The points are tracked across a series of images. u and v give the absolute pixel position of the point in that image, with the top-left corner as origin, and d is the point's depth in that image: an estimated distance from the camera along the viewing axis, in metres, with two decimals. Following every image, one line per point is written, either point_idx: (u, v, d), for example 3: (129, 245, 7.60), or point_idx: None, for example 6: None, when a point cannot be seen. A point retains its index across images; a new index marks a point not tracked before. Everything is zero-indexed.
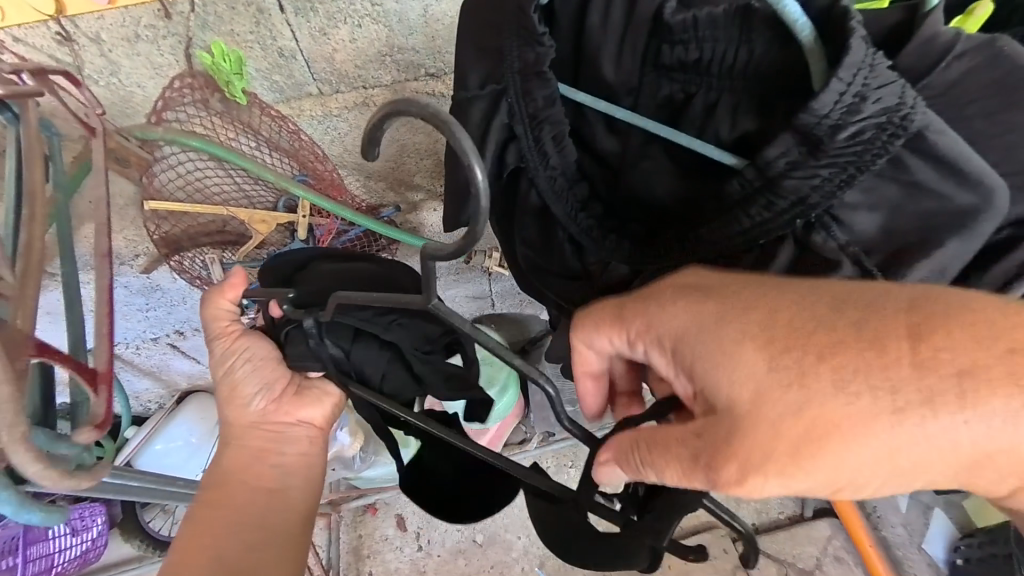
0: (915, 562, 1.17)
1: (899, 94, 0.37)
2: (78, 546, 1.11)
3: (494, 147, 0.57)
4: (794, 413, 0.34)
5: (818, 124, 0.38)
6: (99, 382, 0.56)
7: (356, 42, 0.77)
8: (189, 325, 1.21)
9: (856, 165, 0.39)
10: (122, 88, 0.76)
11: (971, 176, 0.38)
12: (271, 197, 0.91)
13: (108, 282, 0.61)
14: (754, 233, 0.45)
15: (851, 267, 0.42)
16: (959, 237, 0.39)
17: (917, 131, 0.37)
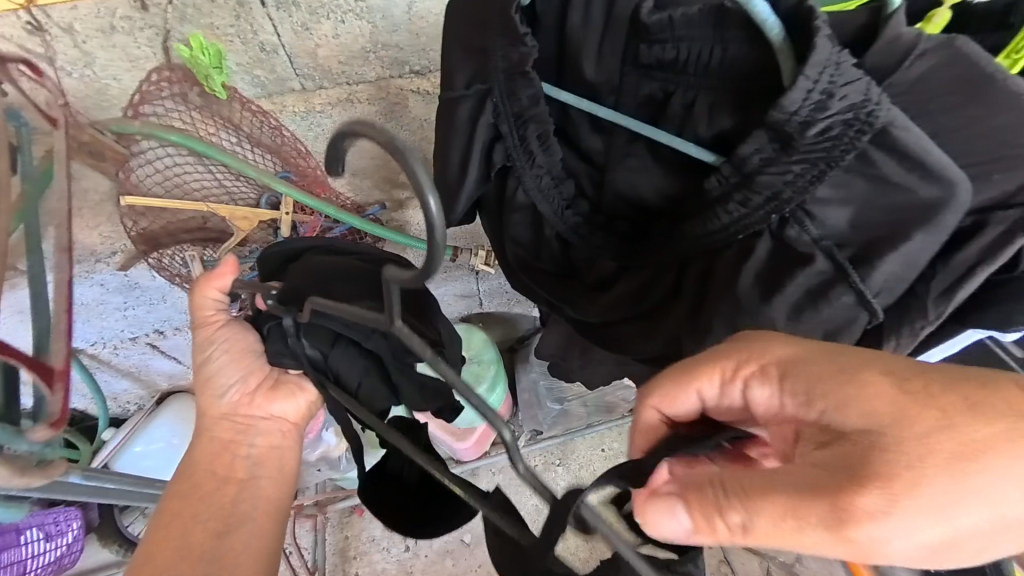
0: None
1: (864, 91, 0.37)
2: (53, 552, 1.08)
3: (480, 147, 0.58)
4: (920, 437, 0.33)
5: (786, 122, 0.40)
6: (54, 379, 0.57)
7: (340, 37, 0.77)
8: (169, 324, 1.18)
9: (826, 161, 0.41)
10: (98, 80, 0.74)
11: (935, 170, 0.39)
12: (253, 193, 0.89)
13: (67, 276, 0.62)
14: (733, 228, 0.47)
15: (823, 260, 0.44)
16: (925, 231, 0.41)
17: (883, 127, 0.38)
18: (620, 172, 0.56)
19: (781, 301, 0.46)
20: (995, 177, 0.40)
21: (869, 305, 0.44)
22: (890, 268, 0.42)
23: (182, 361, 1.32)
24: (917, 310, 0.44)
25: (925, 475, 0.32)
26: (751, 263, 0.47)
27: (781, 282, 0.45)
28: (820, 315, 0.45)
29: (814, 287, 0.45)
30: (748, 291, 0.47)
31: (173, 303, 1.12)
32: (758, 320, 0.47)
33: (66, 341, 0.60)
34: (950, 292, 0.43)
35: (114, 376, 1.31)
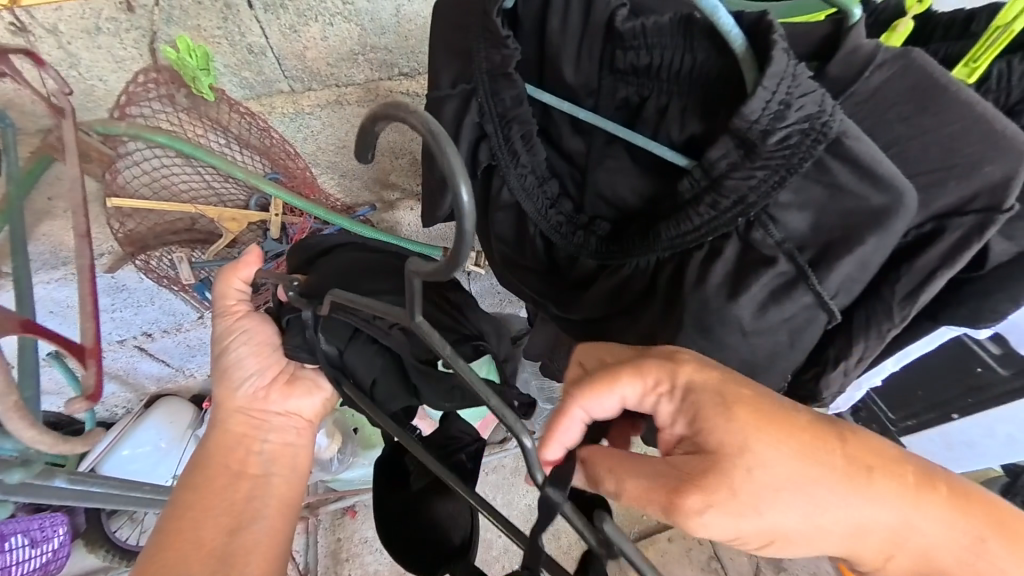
0: None
1: (820, 102, 0.39)
2: (39, 558, 1.06)
3: (467, 145, 0.59)
4: (764, 463, 0.40)
5: (749, 127, 0.40)
6: (88, 356, 0.61)
7: (328, 39, 0.77)
8: (158, 326, 1.18)
9: (786, 168, 0.42)
10: (82, 81, 0.74)
11: (884, 179, 0.40)
12: (243, 194, 0.89)
13: (88, 263, 0.62)
14: (703, 230, 0.47)
15: (784, 262, 0.46)
16: (875, 236, 0.42)
17: (836, 137, 0.39)
18: (601, 172, 0.57)
19: (746, 300, 0.47)
20: (948, 184, 0.42)
21: (827, 307, 0.46)
22: (847, 268, 0.44)
23: (171, 363, 1.31)
24: (884, 313, 0.47)
25: (778, 496, 0.40)
26: (720, 264, 0.48)
27: (746, 283, 0.47)
28: (782, 311, 0.47)
29: (777, 287, 0.47)
30: (716, 291, 0.48)
31: (160, 305, 1.11)
32: (722, 318, 0.49)
33: (93, 324, 0.62)
34: (914, 295, 0.45)
35: None
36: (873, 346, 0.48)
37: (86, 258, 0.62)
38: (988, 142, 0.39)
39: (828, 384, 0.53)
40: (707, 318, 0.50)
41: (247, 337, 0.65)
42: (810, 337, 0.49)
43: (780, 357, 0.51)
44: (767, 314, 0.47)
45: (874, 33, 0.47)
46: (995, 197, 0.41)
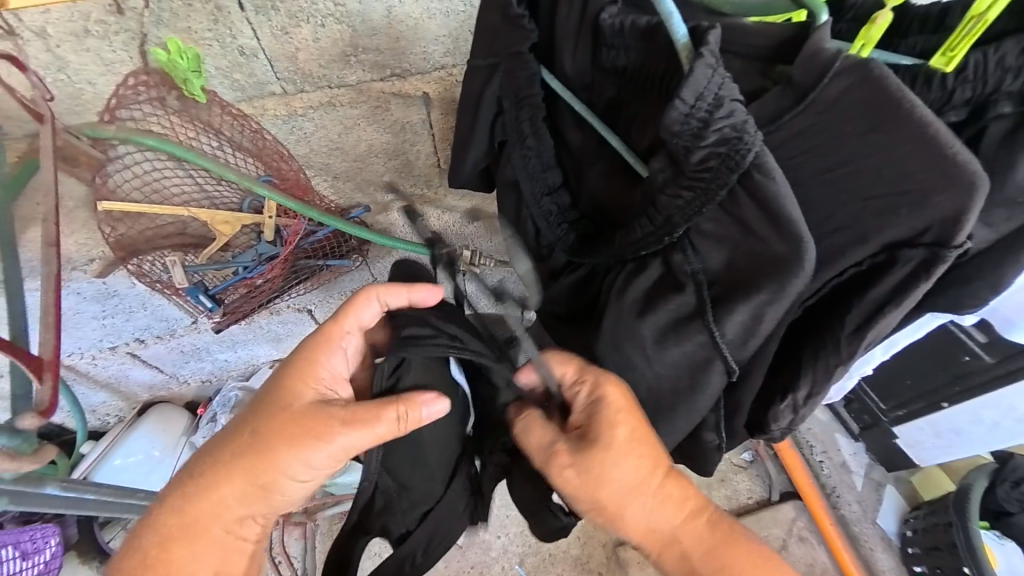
0: (869, 536, 1.33)
1: (739, 126, 0.41)
2: (29, 570, 1.04)
3: (486, 121, 0.62)
4: (624, 454, 0.58)
5: (673, 139, 0.43)
6: (44, 369, 0.55)
7: (318, 41, 0.78)
8: (149, 332, 1.16)
9: (706, 192, 0.45)
10: (71, 85, 0.73)
11: (788, 230, 0.42)
12: (236, 197, 0.89)
13: (56, 272, 0.59)
14: (640, 244, 0.51)
15: (689, 292, 0.49)
16: (771, 291, 0.44)
17: (749, 167, 0.42)
18: (592, 173, 0.58)
19: (652, 322, 0.51)
20: (901, 212, 0.43)
21: (723, 354, 0.49)
22: (739, 319, 0.46)
23: (163, 370, 1.30)
24: (831, 346, 0.50)
25: (602, 481, 0.58)
26: (642, 279, 0.52)
27: (655, 304, 0.51)
28: (680, 348, 0.51)
29: (679, 318, 0.50)
30: (629, 306, 0.53)
31: (152, 311, 1.10)
32: (632, 336, 0.53)
33: (55, 332, 0.56)
34: (862, 330, 0.48)
35: (91, 389, 1.27)
36: (820, 381, 0.52)
37: (55, 265, 0.58)
38: (943, 172, 0.40)
39: (777, 417, 0.56)
40: (620, 333, 0.54)
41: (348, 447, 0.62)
42: (715, 382, 0.51)
43: (682, 396, 0.54)
44: (666, 346, 0.51)
45: (854, 31, 0.49)
46: (946, 232, 0.42)
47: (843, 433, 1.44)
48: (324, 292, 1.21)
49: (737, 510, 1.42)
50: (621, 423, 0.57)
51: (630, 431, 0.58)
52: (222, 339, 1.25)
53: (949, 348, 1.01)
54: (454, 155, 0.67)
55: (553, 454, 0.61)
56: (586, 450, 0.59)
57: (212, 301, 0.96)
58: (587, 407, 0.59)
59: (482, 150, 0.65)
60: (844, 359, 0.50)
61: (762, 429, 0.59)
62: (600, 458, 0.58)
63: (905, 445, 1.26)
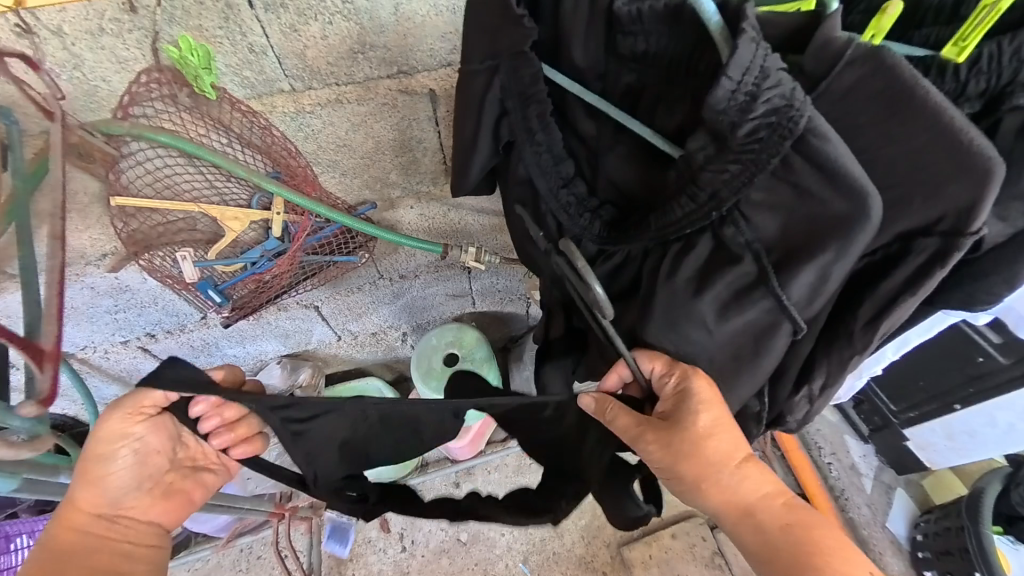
0: (880, 540, 1.31)
1: (789, 95, 0.40)
2: None
3: (488, 120, 0.61)
4: (711, 437, 0.59)
5: (718, 117, 0.42)
6: (45, 359, 0.54)
7: (327, 38, 0.78)
8: (160, 327, 1.18)
9: (757, 163, 0.43)
10: (86, 82, 0.75)
11: (850, 186, 0.41)
12: (245, 193, 0.90)
13: (60, 265, 0.59)
14: (682, 223, 0.49)
15: (749, 262, 0.48)
16: (838, 245, 0.43)
17: (803, 133, 0.40)
18: (611, 159, 0.59)
19: (710, 298, 0.50)
20: (914, 203, 0.43)
21: (791, 315, 0.48)
22: (805, 280, 0.46)
23: None
24: (845, 338, 0.50)
25: (689, 462, 0.59)
26: (691, 258, 0.51)
27: (712, 279, 0.50)
28: (743, 317, 0.50)
29: (739, 288, 0.49)
30: (685, 283, 0.51)
31: (163, 306, 1.12)
32: (690, 314, 0.52)
33: (56, 324, 0.56)
34: (874, 322, 0.48)
35: (104, 382, 1.30)
36: (835, 374, 0.52)
37: (59, 260, 0.59)
38: (957, 161, 0.40)
39: (793, 408, 0.58)
40: (675, 312, 0.52)
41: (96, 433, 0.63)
42: (780, 343, 0.51)
43: (744, 361, 0.54)
44: (728, 317, 0.50)
45: (865, 22, 0.49)
46: (961, 221, 0.41)
47: (852, 435, 1.43)
48: (332, 288, 1.22)
49: None
50: (709, 414, 0.57)
51: (717, 420, 0.58)
52: (231, 335, 1.27)
53: (963, 348, 0.99)
54: (459, 160, 0.65)
55: (639, 434, 0.62)
56: (676, 436, 0.59)
57: (222, 296, 0.97)
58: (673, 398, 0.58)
59: (487, 153, 0.63)
60: (860, 351, 0.49)
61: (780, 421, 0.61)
62: (692, 441, 0.59)
63: (916, 448, 1.24)
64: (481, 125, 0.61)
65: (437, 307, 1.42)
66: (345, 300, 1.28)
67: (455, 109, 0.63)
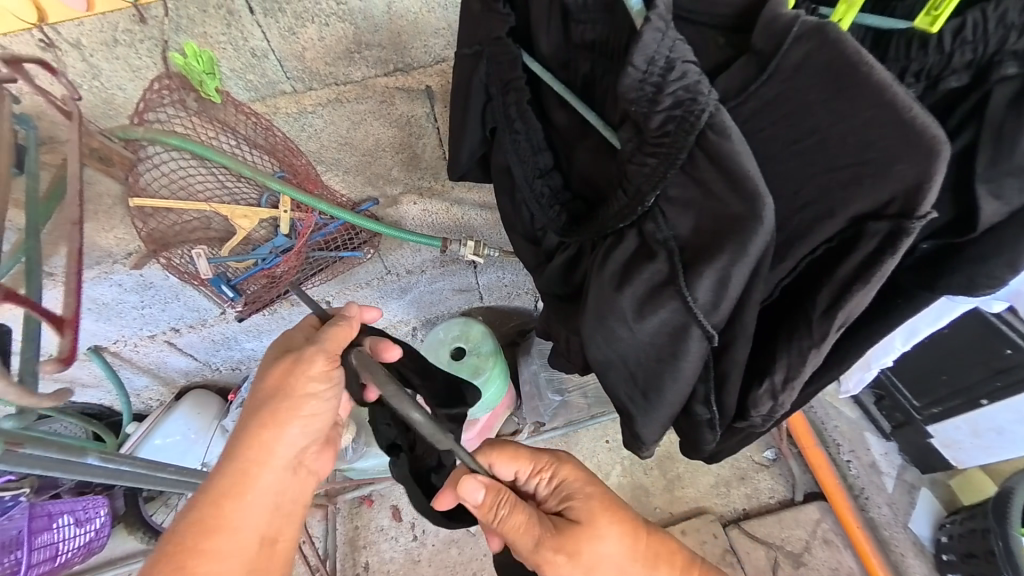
0: (900, 541, 1.26)
1: (692, 88, 0.41)
2: (83, 536, 1.17)
3: (477, 109, 0.63)
4: (604, 530, 0.66)
5: (631, 107, 0.44)
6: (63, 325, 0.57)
7: (324, 40, 0.81)
8: (183, 322, 1.25)
9: (670, 156, 0.44)
10: (104, 90, 0.80)
11: (748, 188, 0.41)
12: (254, 193, 0.94)
13: (78, 249, 0.63)
14: (615, 216, 0.50)
15: (662, 259, 0.46)
16: (734, 244, 0.42)
17: (704, 125, 0.41)
18: (580, 151, 0.58)
19: (630, 293, 0.48)
20: (866, 181, 0.41)
21: (698, 320, 0.45)
22: (707, 284, 0.44)
23: (197, 358, 1.39)
24: (804, 328, 0.48)
25: (595, 561, 0.65)
26: (618, 252, 0.50)
27: (631, 275, 0.48)
28: (657, 318, 0.47)
29: (655, 286, 0.47)
30: (609, 276, 0.50)
31: (185, 301, 1.18)
32: (613, 309, 0.49)
33: (75, 296, 0.60)
34: (833, 310, 0.45)
35: (135, 374, 1.38)
36: (796, 366, 0.49)
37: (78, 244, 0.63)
38: (903, 137, 0.38)
39: (756, 403, 0.53)
40: (601, 306, 0.50)
41: (297, 368, 0.64)
42: (694, 350, 0.47)
43: (666, 365, 0.49)
44: (645, 315, 0.48)
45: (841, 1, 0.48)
46: (909, 203, 0.39)
47: (873, 432, 1.37)
48: (341, 284, 1.26)
49: (757, 509, 1.39)
50: (593, 503, 0.68)
51: (604, 507, 0.68)
52: (248, 329, 1.32)
53: (986, 340, 0.95)
54: (451, 146, 0.69)
55: (542, 541, 0.63)
56: (570, 525, 0.66)
57: (234, 291, 1.02)
58: (558, 487, 0.71)
59: (477, 138, 0.67)
60: (817, 342, 0.47)
61: (743, 416, 0.55)
62: (587, 546, 0.65)
63: (941, 445, 1.18)
64: (468, 111, 0.64)
65: (443, 301, 1.45)
66: (355, 296, 1.33)
67: (455, 99, 0.65)
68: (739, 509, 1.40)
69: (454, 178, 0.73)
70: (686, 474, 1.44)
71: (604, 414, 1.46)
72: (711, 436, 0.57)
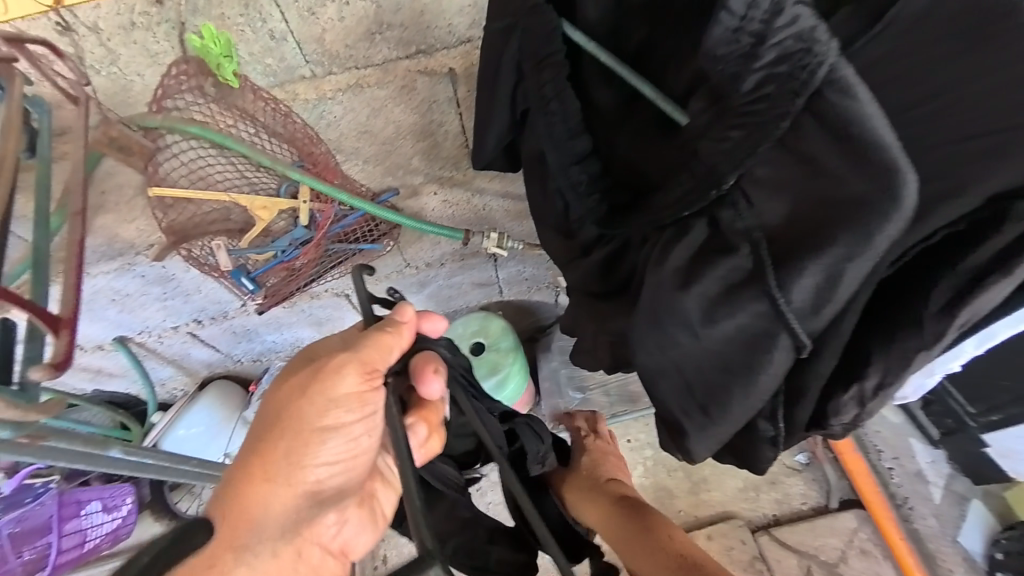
0: (947, 556, 1.18)
1: (804, 39, 0.39)
2: (110, 523, 1.18)
3: (506, 91, 0.59)
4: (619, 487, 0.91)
5: (720, 66, 0.42)
6: (61, 326, 0.56)
7: (344, 20, 0.78)
8: (205, 314, 1.25)
9: (763, 126, 0.41)
10: (122, 77, 0.78)
11: (874, 162, 0.38)
12: (273, 182, 0.91)
13: (78, 238, 0.62)
14: (681, 203, 0.45)
15: (744, 253, 0.43)
16: (853, 230, 0.38)
17: (818, 86, 0.39)
18: (621, 135, 0.55)
19: (697, 294, 0.44)
20: (1017, 149, 0.39)
21: (789, 324, 0.42)
22: (808, 283, 0.40)
23: (219, 350, 1.40)
24: (911, 329, 0.44)
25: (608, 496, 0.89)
26: (682, 246, 0.46)
27: (701, 272, 0.44)
28: (734, 321, 0.44)
29: (733, 284, 0.44)
30: (671, 274, 0.46)
31: (206, 293, 1.18)
32: (673, 310, 0.46)
33: (74, 294, 0.60)
34: (953, 308, 0.42)
35: (159, 365, 1.39)
36: (895, 370, 0.45)
37: (79, 236, 0.63)
38: None
39: (839, 410, 0.48)
40: (658, 307, 0.47)
41: (320, 390, 0.57)
42: (780, 360, 0.43)
43: (735, 377, 0.45)
44: (716, 321, 0.44)
45: None
46: None
47: (919, 439, 1.26)
48: (360, 278, 1.24)
49: (788, 515, 1.33)
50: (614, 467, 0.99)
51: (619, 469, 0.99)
52: (268, 321, 1.32)
53: None
54: (475, 131, 0.64)
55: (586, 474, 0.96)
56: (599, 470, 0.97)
57: (254, 284, 1.00)
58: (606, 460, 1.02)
59: (504, 124, 0.62)
60: (929, 344, 0.43)
61: (820, 425, 0.51)
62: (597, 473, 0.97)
63: (997, 455, 1.09)
64: (497, 93, 0.60)
65: (461, 295, 1.41)
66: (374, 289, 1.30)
67: (481, 78, 0.61)
68: (769, 515, 1.33)
69: (475, 169, 0.68)
70: (714, 477, 1.38)
71: (628, 414, 1.42)
72: (770, 455, 0.52)
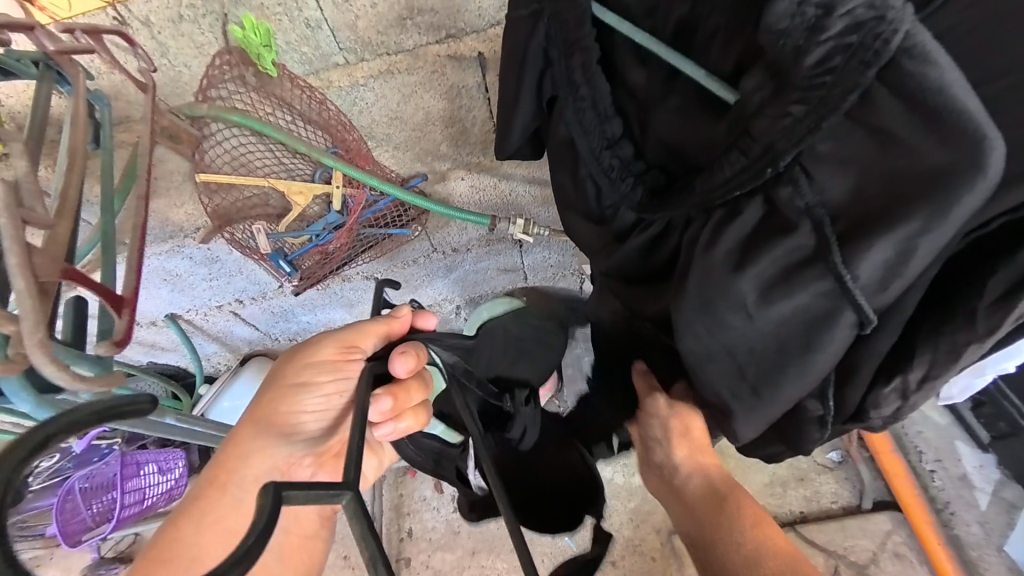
0: (991, 564, 1.12)
1: (870, 11, 0.37)
2: (165, 484, 1.26)
3: (533, 77, 0.59)
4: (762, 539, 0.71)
5: (780, 40, 0.40)
6: (122, 306, 0.59)
7: (376, 8, 0.79)
8: (247, 294, 1.32)
9: (825, 101, 0.39)
10: (172, 68, 0.82)
11: (951, 131, 0.36)
12: (308, 168, 0.94)
13: (143, 221, 0.66)
14: (730, 184, 0.45)
15: (805, 232, 0.42)
16: (931, 207, 0.37)
17: (890, 58, 0.37)
18: (659, 114, 0.52)
19: (753, 275, 0.44)
20: None
21: (856, 300, 0.41)
22: (877, 259, 0.39)
23: (259, 328, 1.48)
24: (962, 320, 0.42)
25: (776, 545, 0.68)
26: (735, 227, 0.46)
27: (757, 253, 0.44)
28: (792, 301, 0.43)
29: (792, 265, 0.43)
30: (724, 259, 0.46)
31: (247, 275, 1.24)
32: (728, 295, 0.45)
33: (134, 278, 0.62)
34: (1008, 300, 0.40)
35: (206, 340, 1.49)
36: (942, 363, 0.44)
37: (142, 219, 0.67)
38: None
39: (879, 402, 0.47)
40: (710, 291, 0.46)
41: (304, 359, 0.64)
42: (840, 338, 0.43)
43: (791, 357, 0.45)
44: (773, 301, 0.44)
45: None
46: None
47: (964, 441, 1.23)
48: (389, 261, 1.27)
49: (818, 514, 1.27)
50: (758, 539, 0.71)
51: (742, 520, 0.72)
52: (304, 303, 1.38)
53: None
54: (502, 119, 0.63)
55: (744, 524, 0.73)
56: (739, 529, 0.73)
57: (291, 267, 1.03)
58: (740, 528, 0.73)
59: (532, 109, 0.61)
60: (981, 337, 0.42)
61: (861, 419, 0.49)
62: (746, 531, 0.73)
63: None
64: (524, 79, 0.59)
65: (486, 281, 1.43)
66: (402, 273, 1.34)
67: (507, 62, 0.60)
68: (797, 513, 1.29)
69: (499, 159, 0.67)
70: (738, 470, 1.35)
71: None
72: (817, 436, 0.52)
